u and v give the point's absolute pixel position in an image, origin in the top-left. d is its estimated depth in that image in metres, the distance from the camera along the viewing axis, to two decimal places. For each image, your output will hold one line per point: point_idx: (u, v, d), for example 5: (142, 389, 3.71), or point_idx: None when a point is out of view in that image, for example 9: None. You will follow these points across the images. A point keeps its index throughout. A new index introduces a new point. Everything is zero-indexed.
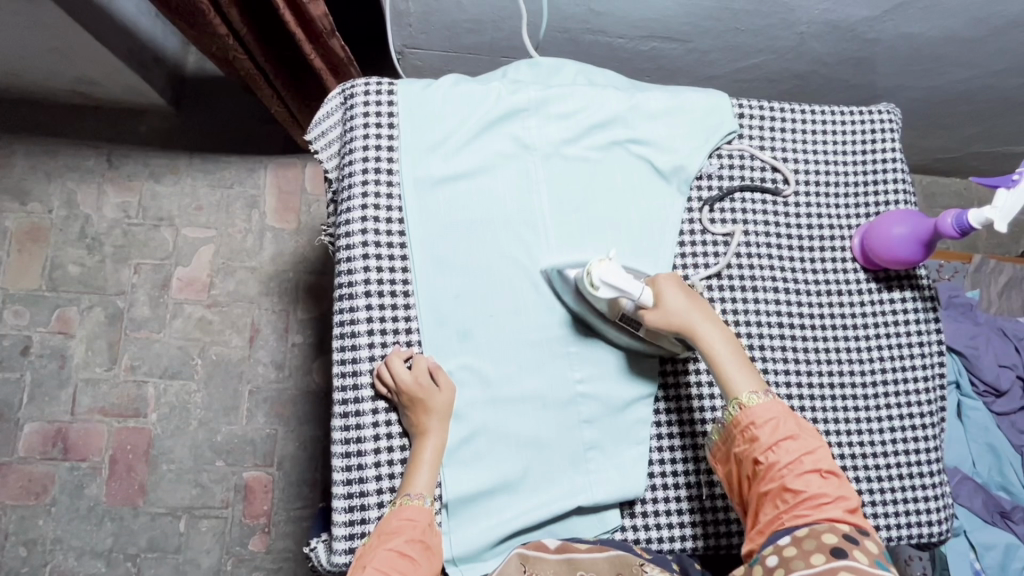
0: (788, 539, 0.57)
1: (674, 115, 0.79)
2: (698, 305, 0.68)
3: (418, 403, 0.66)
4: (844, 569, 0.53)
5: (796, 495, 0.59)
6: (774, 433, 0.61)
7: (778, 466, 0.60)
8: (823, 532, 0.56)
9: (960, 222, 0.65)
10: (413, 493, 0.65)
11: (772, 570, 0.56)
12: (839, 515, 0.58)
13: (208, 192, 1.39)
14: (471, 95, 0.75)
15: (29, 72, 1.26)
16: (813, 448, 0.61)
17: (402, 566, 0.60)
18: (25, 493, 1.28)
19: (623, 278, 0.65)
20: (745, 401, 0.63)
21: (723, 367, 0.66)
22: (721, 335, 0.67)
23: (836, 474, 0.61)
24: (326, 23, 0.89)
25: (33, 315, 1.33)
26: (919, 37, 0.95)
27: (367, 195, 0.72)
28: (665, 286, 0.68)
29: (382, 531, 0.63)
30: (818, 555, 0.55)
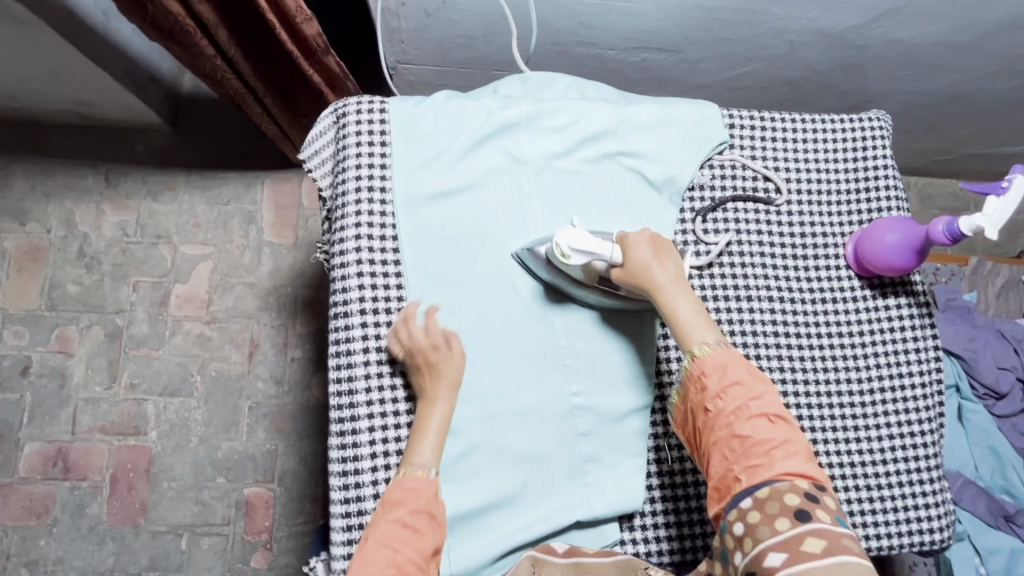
0: (749, 501, 0.56)
1: (665, 126, 0.79)
2: (663, 260, 0.68)
3: (428, 367, 0.67)
4: (810, 534, 0.52)
5: (744, 441, 0.59)
6: (723, 379, 0.61)
7: (727, 415, 0.60)
8: (785, 492, 0.55)
9: (951, 229, 0.65)
10: (417, 462, 0.64)
11: (740, 539, 0.55)
12: (791, 464, 0.57)
13: (205, 209, 1.40)
14: (462, 110, 0.76)
15: (27, 94, 1.27)
16: (762, 393, 0.61)
17: (407, 536, 0.59)
18: (26, 514, 1.28)
19: (593, 242, 0.68)
20: (697, 352, 0.63)
21: (678, 321, 0.65)
22: (681, 292, 0.66)
23: (785, 418, 0.60)
24: (321, 42, 0.90)
25: (33, 335, 1.33)
26: (908, 43, 0.96)
27: (360, 213, 0.72)
28: (632, 243, 0.68)
29: (387, 501, 0.62)
30: (784, 520, 0.53)
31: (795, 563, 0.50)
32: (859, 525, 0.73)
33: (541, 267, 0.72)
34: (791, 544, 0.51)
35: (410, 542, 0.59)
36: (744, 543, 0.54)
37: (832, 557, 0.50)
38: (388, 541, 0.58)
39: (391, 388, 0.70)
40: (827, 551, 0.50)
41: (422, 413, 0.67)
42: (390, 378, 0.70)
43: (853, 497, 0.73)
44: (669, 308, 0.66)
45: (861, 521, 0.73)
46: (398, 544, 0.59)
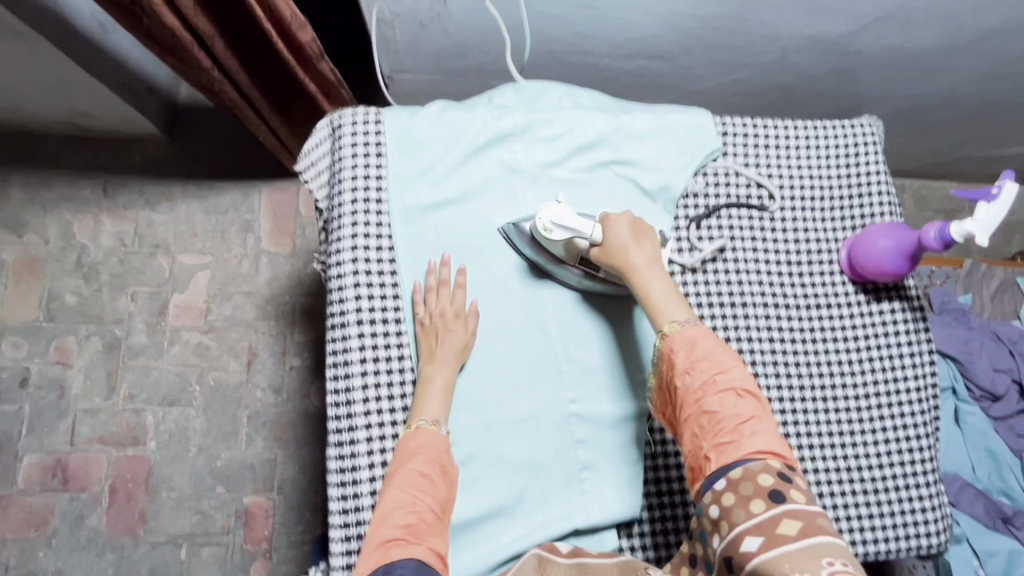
0: (723, 483, 0.57)
1: (658, 134, 0.80)
2: (641, 241, 0.69)
3: (443, 327, 0.70)
4: (786, 516, 0.52)
5: (713, 418, 0.59)
6: (690, 356, 0.62)
7: (695, 391, 0.61)
8: (759, 473, 0.56)
9: (943, 235, 0.66)
10: (428, 418, 0.66)
11: (716, 522, 0.55)
12: (761, 440, 0.58)
13: (203, 218, 1.40)
14: (457, 121, 0.76)
15: (24, 106, 1.28)
16: (728, 367, 0.62)
17: (423, 485, 0.61)
18: (25, 526, 1.27)
19: (573, 219, 0.70)
20: (666, 330, 0.64)
21: (649, 299, 0.66)
22: (655, 273, 0.67)
23: (753, 393, 0.61)
24: (315, 48, 0.91)
25: (31, 346, 1.33)
26: (899, 49, 0.96)
27: (357, 224, 0.73)
28: (612, 223, 0.69)
29: (401, 453, 0.64)
30: (758, 502, 0.54)
31: (771, 546, 0.51)
32: (857, 530, 0.73)
33: (524, 245, 0.73)
34: (767, 528, 0.52)
35: (427, 490, 0.61)
36: (720, 525, 0.55)
37: (806, 540, 0.50)
38: (406, 490, 0.60)
39: (388, 398, 0.70)
40: (803, 532, 0.51)
41: (428, 374, 0.68)
42: (388, 389, 0.70)
43: (849, 502, 0.74)
44: (642, 287, 0.66)
45: (859, 526, 0.73)
46: (415, 492, 0.60)
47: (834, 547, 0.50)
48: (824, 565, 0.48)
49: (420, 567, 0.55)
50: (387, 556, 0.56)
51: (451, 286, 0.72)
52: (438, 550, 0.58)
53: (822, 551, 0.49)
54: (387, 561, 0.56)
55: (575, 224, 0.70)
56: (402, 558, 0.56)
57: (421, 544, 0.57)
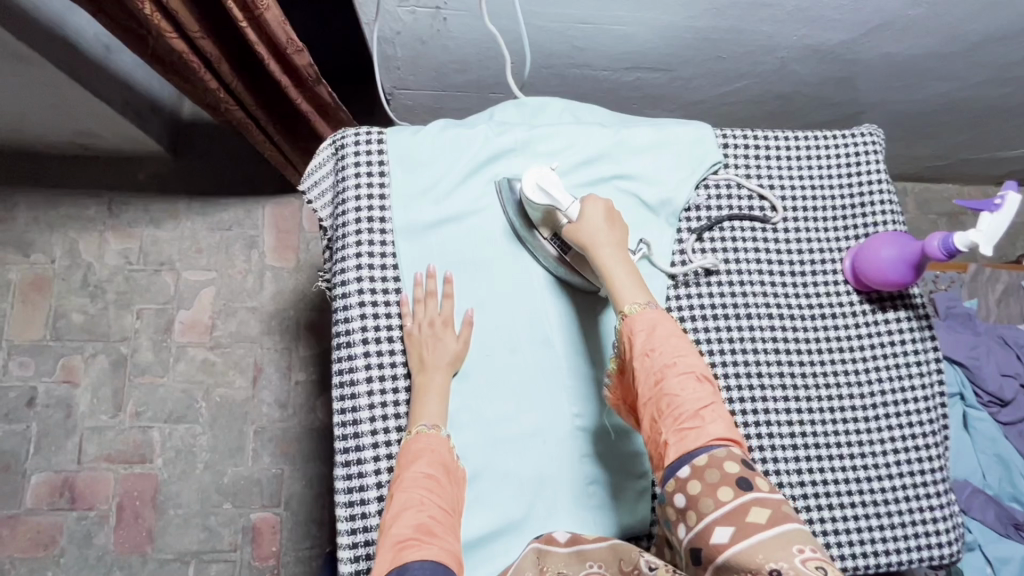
0: (688, 470, 0.56)
1: (659, 148, 0.80)
2: (613, 228, 0.70)
3: (433, 335, 0.70)
4: (753, 504, 0.52)
5: (673, 402, 0.59)
6: (650, 338, 0.62)
7: (656, 374, 0.61)
8: (724, 460, 0.56)
9: (947, 245, 0.66)
10: (428, 423, 0.66)
11: (682, 512, 0.55)
12: (722, 426, 0.58)
13: (207, 235, 1.41)
14: (458, 138, 0.77)
15: (29, 128, 1.29)
16: (686, 351, 0.62)
17: (430, 486, 0.61)
18: (34, 545, 1.28)
19: (559, 189, 0.71)
20: (627, 311, 0.65)
21: (612, 280, 0.67)
22: (617, 255, 0.68)
23: (710, 379, 0.61)
24: (311, 71, 0.89)
25: (38, 365, 1.34)
26: (899, 56, 0.97)
27: (361, 243, 0.73)
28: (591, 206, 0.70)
29: (404, 459, 0.63)
30: (726, 491, 0.54)
31: (740, 536, 0.51)
32: (868, 542, 0.73)
33: (510, 204, 0.75)
34: (735, 517, 0.52)
35: (433, 489, 0.61)
36: (687, 515, 0.55)
37: (776, 527, 0.50)
38: (413, 491, 0.60)
39: (393, 416, 0.70)
40: (771, 520, 0.51)
41: (421, 381, 0.68)
42: (394, 407, 0.70)
43: (859, 513, 0.73)
44: (606, 268, 0.67)
45: (870, 539, 0.73)
46: (423, 492, 0.60)
47: (802, 534, 0.49)
48: (794, 552, 0.48)
49: (439, 564, 0.54)
50: (402, 557, 0.54)
51: (439, 297, 0.72)
52: (453, 548, 0.57)
53: (791, 539, 0.49)
54: (403, 562, 0.54)
55: (559, 196, 0.70)
56: (419, 556, 0.54)
57: (436, 542, 0.56)
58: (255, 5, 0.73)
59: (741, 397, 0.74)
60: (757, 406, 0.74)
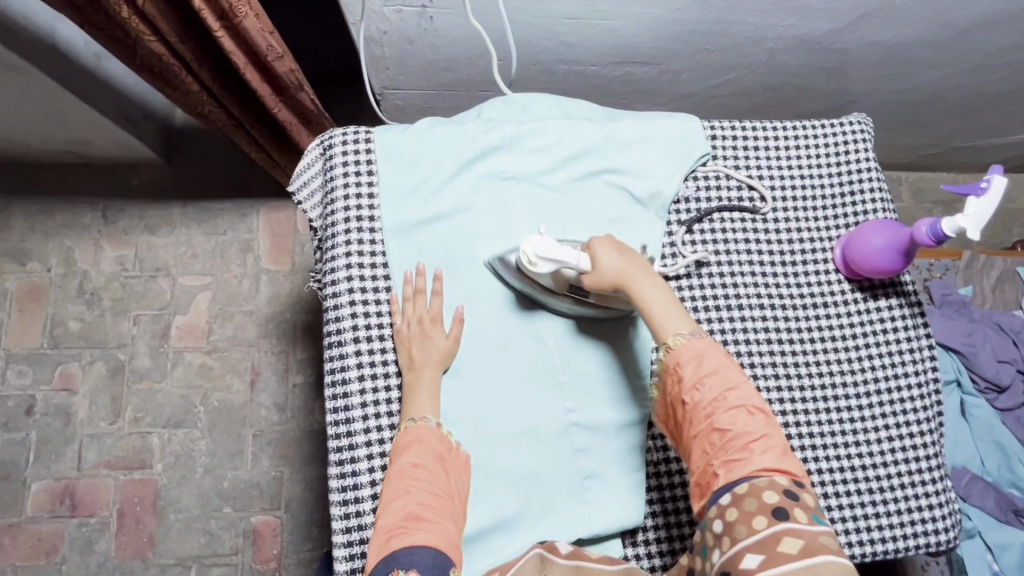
0: (728, 498, 0.57)
1: (647, 141, 0.80)
2: (629, 260, 0.68)
3: (418, 333, 0.70)
4: (786, 534, 0.52)
5: (723, 434, 0.59)
6: (699, 370, 0.62)
7: (705, 405, 0.61)
8: (764, 490, 0.55)
9: (934, 231, 0.66)
10: (416, 417, 0.66)
11: (718, 537, 0.56)
12: (771, 459, 0.58)
13: (202, 240, 1.41)
14: (445, 136, 0.77)
15: (22, 138, 1.29)
16: (737, 383, 0.62)
17: (417, 475, 0.61)
18: (35, 553, 1.28)
19: (558, 249, 0.68)
20: (671, 343, 0.64)
21: (648, 312, 0.66)
22: (651, 285, 0.67)
23: (763, 411, 0.61)
24: (293, 79, 0.90)
25: (35, 373, 1.34)
26: (887, 44, 0.97)
27: (350, 242, 0.73)
28: (600, 248, 0.68)
29: (395, 451, 0.64)
30: (760, 518, 0.54)
31: (771, 564, 0.51)
32: (864, 530, 0.72)
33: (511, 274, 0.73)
34: (767, 545, 0.52)
35: (423, 478, 0.61)
36: (722, 541, 0.55)
37: (807, 558, 0.50)
38: (401, 482, 0.60)
39: (386, 414, 0.70)
40: (804, 551, 0.51)
41: (412, 379, 0.69)
42: (386, 405, 0.71)
43: (854, 501, 0.73)
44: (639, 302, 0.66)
45: (866, 526, 0.73)
46: (411, 481, 0.60)
47: (834, 566, 0.50)
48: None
49: (425, 552, 0.55)
50: (389, 546, 0.56)
51: (428, 294, 0.72)
52: (441, 532, 0.57)
53: (822, 571, 0.49)
54: (390, 551, 0.56)
55: (563, 256, 0.67)
56: (405, 544, 0.56)
57: (424, 529, 0.57)
58: (233, 13, 0.74)
59: None
60: None
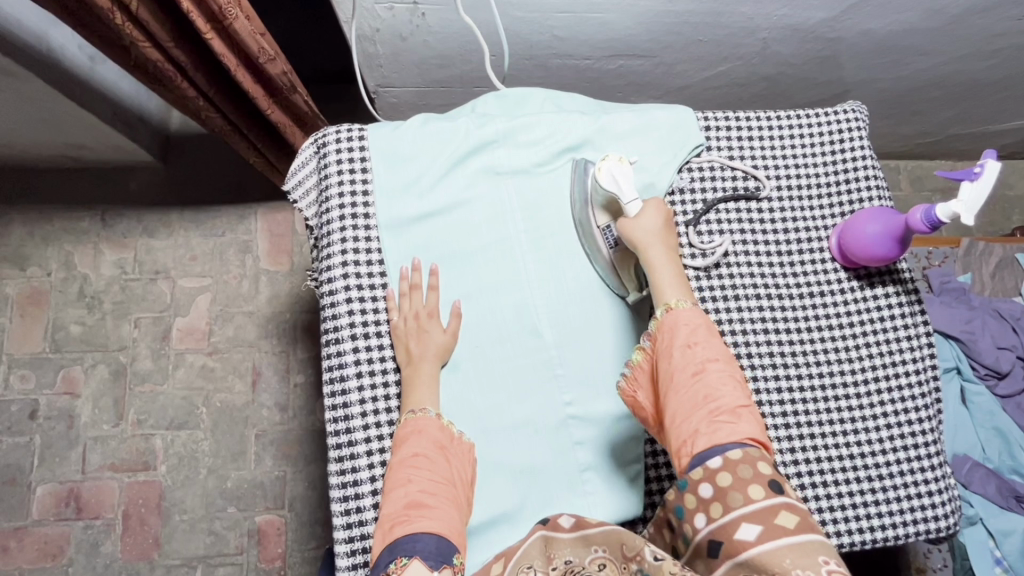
0: (719, 461, 0.56)
1: (640, 133, 0.80)
2: (667, 231, 0.69)
3: (417, 326, 0.71)
4: (783, 508, 0.52)
5: (715, 397, 0.59)
6: (692, 334, 0.62)
7: (697, 367, 0.60)
8: (757, 459, 0.55)
9: (929, 217, 0.66)
10: (415, 409, 0.66)
11: (706, 503, 0.55)
12: (756, 430, 0.58)
13: (201, 242, 1.41)
14: (439, 132, 0.77)
15: (18, 143, 1.29)
16: (726, 354, 0.62)
17: (418, 463, 0.61)
18: (42, 556, 1.29)
19: (627, 180, 0.70)
20: (673, 305, 0.65)
21: (656, 275, 0.67)
22: (669, 255, 0.68)
23: (747, 385, 0.62)
24: (286, 81, 0.91)
25: (38, 377, 1.35)
26: (881, 32, 0.96)
27: (345, 241, 0.74)
28: (650, 205, 0.70)
29: (395, 443, 0.64)
30: (755, 488, 0.54)
31: (768, 536, 0.51)
32: (863, 518, 0.73)
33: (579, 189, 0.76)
34: (764, 517, 0.52)
35: (423, 467, 0.61)
36: (712, 507, 0.55)
37: (804, 533, 0.50)
38: (402, 471, 0.61)
39: (385, 409, 0.71)
40: (799, 526, 0.51)
41: (410, 374, 0.69)
42: (385, 401, 0.71)
43: (853, 489, 0.73)
44: (654, 265, 0.67)
45: (865, 515, 0.73)
46: (411, 470, 0.60)
47: (827, 546, 0.49)
48: (821, 563, 0.48)
49: (428, 539, 0.55)
50: (393, 535, 0.57)
51: (424, 289, 0.73)
52: (446, 519, 0.58)
53: (817, 549, 0.49)
54: (394, 540, 0.56)
55: (625, 188, 0.70)
56: (408, 532, 0.56)
57: (426, 517, 0.57)
58: (222, 16, 0.74)
59: None
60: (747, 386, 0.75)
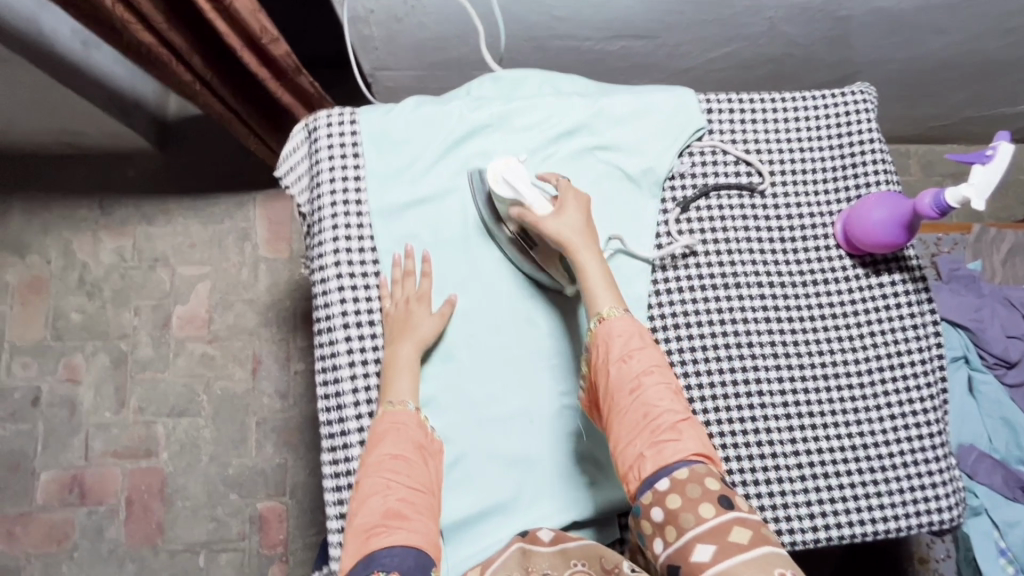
0: (668, 483, 0.57)
1: (641, 116, 0.78)
2: (588, 229, 0.68)
3: (405, 309, 0.69)
4: (735, 524, 0.53)
5: (651, 413, 0.59)
6: (627, 345, 0.62)
7: (633, 383, 0.61)
8: (705, 476, 0.57)
9: (938, 202, 0.64)
10: (395, 399, 0.65)
11: (661, 526, 0.56)
12: (699, 442, 0.59)
13: (200, 229, 1.41)
14: (432, 116, 0.75)
15: (16, 129, 1.28)
16: (661, 363, 0.63)
17: (396, 467, 0.60)
18: (47, 540, 1.30)
19: (522, 180, 0.68)
20: (605, 315, 0.64)
21: (587, 284, 0.65)
22: (593, 252, 0.66)
23: (683, 392, 0.62)
24: (292, 63, 0.89)
25: (41, 365, 1.35)
26: (893, 10, 0.93)
27: (337, 227, 0.72)
28: (569, 205, 0.68)
29: (372, 438, 0.63)
30: (706, 506, 0.55)
31: (722, 555, 0.52)
32: (865, 510, 0.71)
33: (481, 196, 0.72)
34: (717, 535, 0.53)
35: (402, 470, 0.60)
36: (666, 530, 0.55)
37: (757, 549, 0.52)
38: (380, 475, 0.59)
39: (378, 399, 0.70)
40: (753, 541, 0.52)
41: (390, 356, 0.67)
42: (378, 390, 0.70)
43: (854, 480, 0.72)
44: (578, 263, 0.66)
45: (867, 506, 0.71)
46: (389, 475, 0.59)
47: (780, 557, 0.51)
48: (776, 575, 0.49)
49: (405, 552, 0.55)
50: (370, 545, 0.55)
51: (417, 276, 0.71)
52: (423, 529, 0.57)
53: (772, 562, 0.50)
54: (371, 550, 0.55)
55: (524, 189, 0.68)
56: (385, 544, 0.55)
57: (404, 528, 0.56)
58: None
59: (731, 368, 0.73)
60: (747, 376, 0.73)
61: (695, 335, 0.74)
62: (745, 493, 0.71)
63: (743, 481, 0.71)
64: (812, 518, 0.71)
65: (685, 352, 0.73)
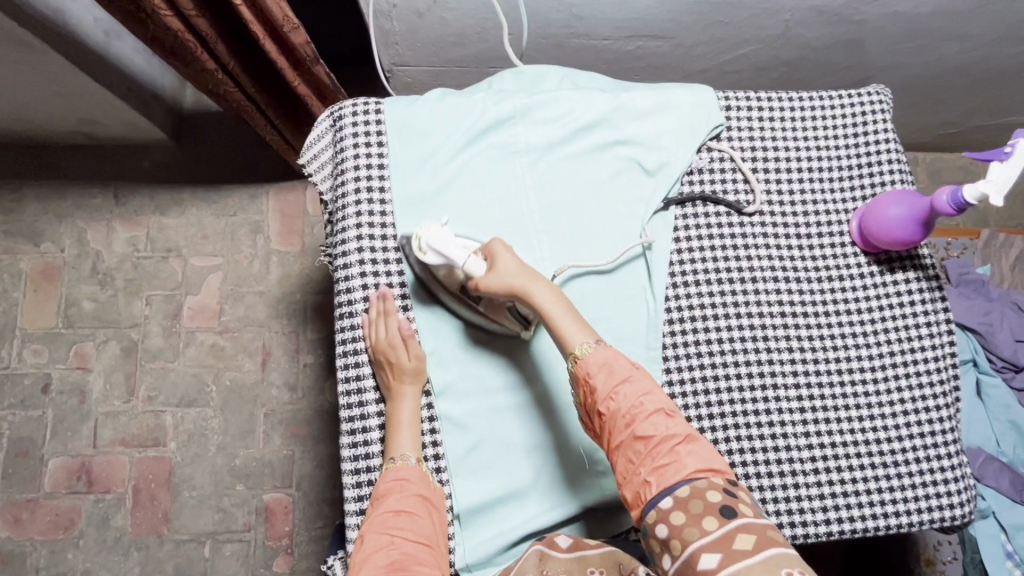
0: (670, 501, 0.58)
1: (660, 113, 0.79)
2: (524, 267, 0.68)
3: (392, 365, 0.68)
4: (739, 531, 0.55)
5: (648, 442, 0.60)
6: (611, 379, 0.63)
7: (626, 416, 0.62)
8: (707, 490, 0.58)
9: (956, 198, 0.65)
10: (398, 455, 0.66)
11: (666, 543, 0.57)
12: (699, 458, 0.60)
13: (213, 221, 1.41)
14: (456, 108, 0.76)
15: (34, 117, 1.29)
16: (650, 388, 0.63)
17: (399, 522, 0.61)
18: (53, 528, 1.30)
19: (448, 244, 0.67)
20: (579, 353, 0.64)
21: (557, 326, 0.66)
22: (537, 280, 0.67)
23: (679, 413, 0.63)
24: (309, 51, 0.90)
25: (51, 352, 1.36)
26: (906, 15, 0.95)
27: (360, 216, 0.73)
28: (499, 251, 0.68)
29: (376, 497, 0.64)
30: (710, 520, 0.56)
31: (728, 562, 0.53)
32: (877, 504, 0.72)
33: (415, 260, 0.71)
34: (724, 543, 0.54)
35: (406, 526, 0.61)
36: (671, 545, 0.56)
37: (762, 552, 0.53)
38: (384, 532, 0.60)
39: None
40: (757, 546, 0.53)
41: (392, 411, 0.68)
42: None
43: (867, 473, 0.73)
44: (534, 302, 0.66)
45: (878, 500, 0.72)
46: (393, 531, 0.60)
47: (787, 557, 0.52)
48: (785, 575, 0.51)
49: None
50: None
51: (396, 316, 0.71)
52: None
53: (779, 562, 0.52)
54: None
55: (452, 251, 0.67)
56: None
57: None
58: None
59: (746, 361, 0.74)
60: (763, 368, 0.74)
61: (711, 327, 0.75)
62: (760, 484, 0.72)
63: (757, 473, 0.72)
64: (825, 511, 0.71)
65: (701, 343, 0.74)
